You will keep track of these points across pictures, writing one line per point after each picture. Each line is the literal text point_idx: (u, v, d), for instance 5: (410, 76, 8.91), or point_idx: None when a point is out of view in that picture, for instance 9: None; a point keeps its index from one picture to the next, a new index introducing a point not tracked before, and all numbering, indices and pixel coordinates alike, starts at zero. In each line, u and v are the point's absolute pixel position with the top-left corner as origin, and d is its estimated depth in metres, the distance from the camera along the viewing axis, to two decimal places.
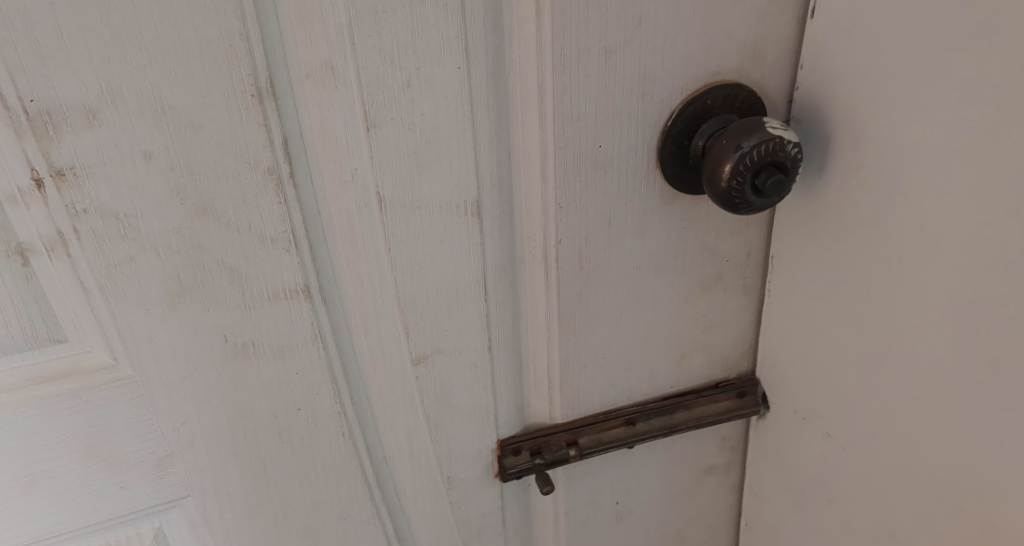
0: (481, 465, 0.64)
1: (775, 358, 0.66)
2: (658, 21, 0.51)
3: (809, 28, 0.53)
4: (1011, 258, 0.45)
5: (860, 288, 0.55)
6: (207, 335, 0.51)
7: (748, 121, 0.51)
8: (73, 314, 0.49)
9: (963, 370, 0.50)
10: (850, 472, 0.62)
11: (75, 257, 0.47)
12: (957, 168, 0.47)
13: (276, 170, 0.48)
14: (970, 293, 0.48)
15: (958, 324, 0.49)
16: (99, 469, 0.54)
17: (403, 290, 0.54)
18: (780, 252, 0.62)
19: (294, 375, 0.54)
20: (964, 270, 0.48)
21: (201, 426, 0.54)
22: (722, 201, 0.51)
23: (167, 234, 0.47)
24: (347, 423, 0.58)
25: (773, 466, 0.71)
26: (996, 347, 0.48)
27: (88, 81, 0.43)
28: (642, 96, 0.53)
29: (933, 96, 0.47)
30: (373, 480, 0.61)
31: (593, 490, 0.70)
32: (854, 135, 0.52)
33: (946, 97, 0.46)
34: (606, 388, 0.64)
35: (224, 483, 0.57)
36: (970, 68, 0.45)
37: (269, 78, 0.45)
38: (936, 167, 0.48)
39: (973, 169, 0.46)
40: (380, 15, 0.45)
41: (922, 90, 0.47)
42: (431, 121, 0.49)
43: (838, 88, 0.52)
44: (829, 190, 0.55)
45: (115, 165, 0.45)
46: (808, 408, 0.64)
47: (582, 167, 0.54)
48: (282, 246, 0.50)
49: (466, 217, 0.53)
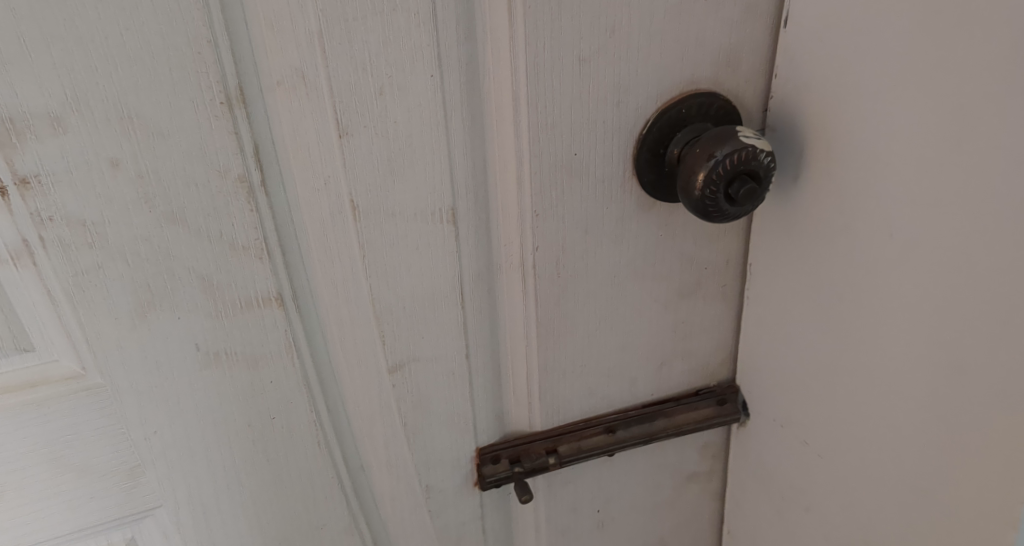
0: (461, 473, 0.64)
1: (754, 366, 0.67)
2: (632, 29, 0.51)
3: (782, 37, 0.53)
4: (980, 267, 0.45)
5: (834, 297, 0.56)
6: (178, 344, 0.51)
7: (721, 130, 0.52)
8: (40, 323, 0.48)
9: (935, 379, 0.50)
10: (828, 480, 0.62)
11: (42, 266, 0.46)
12: (923, 177, 0.47)
13: (247, 178, 0.47)
14: (940, 302, 0.48)
15: (928, 333, 0.49)
16: (68, 477, 0.53)
17: (378, 297, 0.54)
18: (756, 260, 0.62)
19: (268, 384, 0.54)
20: (931, 280, 0.48)
21: (173, 436, 0.54)
22: (696, 210, 0.52)
23: (136, 242, 0.47)
24: (323, 431, 0.57)
25: (754, 474, 0.71)
26: (965, 354, 0.48)
27: (52, 88, 0.42)
28: (617, 105, 0.53)
29: (900, 105, 0.47)
30: (350, 490, 0.61)
31: (574, 498, 0.70)
32: (827, 142, 0.52)
33: (912, 106, 0.46)
34: (585, 395, 0.65)
35: (196, 493, 0.56)
36: (935, 79, 0.45)
37: (238, 85, 0.45)
38: (904, 177, 0.48)
39: (940, 178, 0.46)
40: (351, 22, 0.45)
41: (891, 99, 0.47)
42: (404, 128, 0.49)
43: (810, 98, 0.52)
44: (802, 198, 0.56)
45: (81, 173, 0.44)
46: (786, 415, 0.64)
47: (558, 175, 0.54)
48: (254, 254, 0.49)
49: (441, 224, 0.53)
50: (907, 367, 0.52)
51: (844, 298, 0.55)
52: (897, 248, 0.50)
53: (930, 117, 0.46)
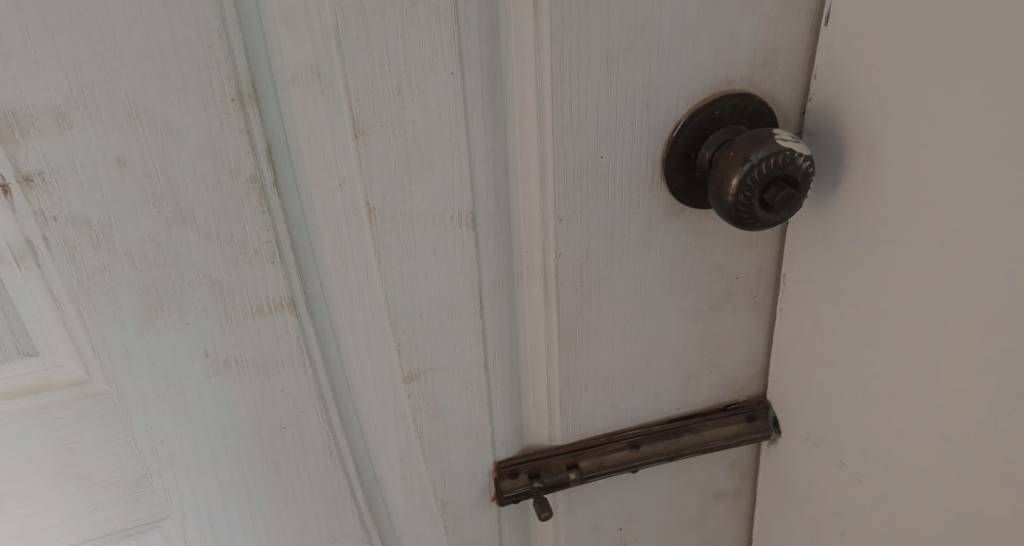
0: (478, 487, 0.62)
1: (785, 380, 0.64)
2: (663, 27, 0.48)
3: (822, 35, 0.51)
4: None
5: (873, 311, 0.53)
6: (186, 350, 0.49)
7: (757, 133, 0.49)
8: (43, 326, 0.46)
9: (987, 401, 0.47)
10: (864, 504, 0.58)
11: (45, 268, 0.45)
12: (976, 184, 0.44)
13: (259, 178, 0.46)
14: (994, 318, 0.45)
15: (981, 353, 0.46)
16: (72, 487, 0.52)
17: (394, 304, 0.52)
18: (789, 270, 0.60)
19: (279, 393, 0.52)
20: (984, 295, 0.45)
21: (180, 446, 0.52)
22: (729, 217, 0.50)
23: (143, 244, 0.45)
24: (335, 443, 0.55)
25: (784, 494, 0.68)
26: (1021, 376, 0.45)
27: (56, 82, 0.41)
28: (646, 106, 0.51)
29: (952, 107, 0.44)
30: (363, 503, 0.59)
31: (595, 514, 0.68)
32: (868, 146, 0.49)
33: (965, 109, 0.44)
34: (608, 409, 0.64)
35: (203, 506, 0.55)
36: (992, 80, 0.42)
37: (250, 81, 0.43)
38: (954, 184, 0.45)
39: (996, 185, 0.43)
40: (369, 17, 0.43)
41: (942, 101, 0.45)
42: (423, 128, 0.47)
43: (851, 101, 0.50)
44: (840, 206, 0.53)
45: (86, 171, 0.43)
46: (820, 435, 0.61)
47: (583, 179, 0.52)
48: (266, 258, 0.47)
49: (460, 229, 0.51)
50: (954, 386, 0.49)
51: (883, 312, 0.52)
52: (945, 260, 0.47)
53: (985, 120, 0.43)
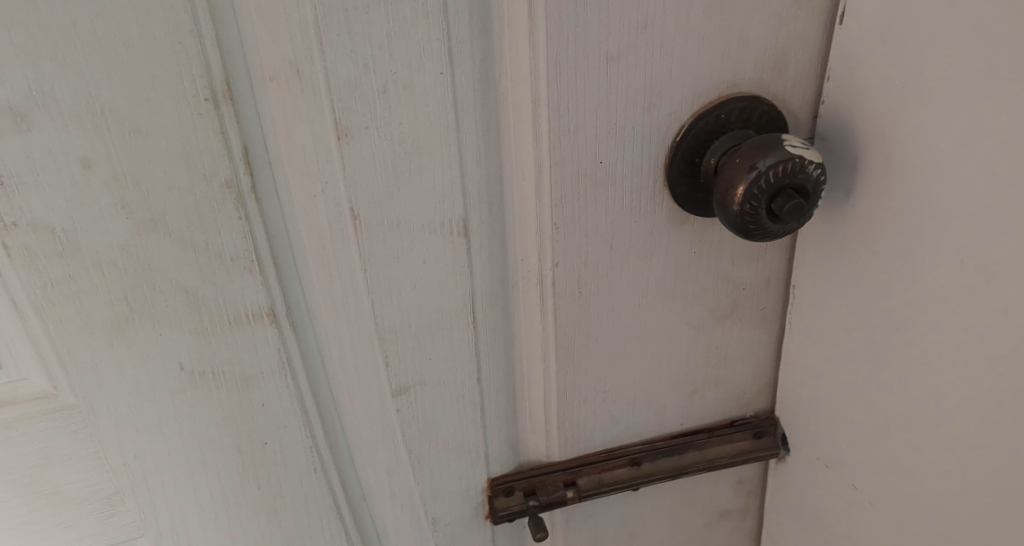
0: (471, 506, 0.60)
1: (795, 395, 0.62)
2: (667, 25, 0.46)
3: (837, 34, 0.48)
4: None
5: (890, 327, 0.50)
6: (159, 362, 0.47)
7: (765, 138, 0.47)
8: (5, 338, 0.44)
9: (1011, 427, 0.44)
10: (877, 529, 0.56)
11: (7, 277, 0.42)
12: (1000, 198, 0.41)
13: (235, 182, 0.43)
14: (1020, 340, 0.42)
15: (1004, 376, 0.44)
16: (42, 503, 0.50)
17: (381, 315, 0.49)
18: (799, 280, 0.58)
19: (259, 407, 0.50)
20: (1008, 315, 0.43)
21: (153, 463, 0.50)
22: (735, 227, 0.47)
23: (112, 251, 0.43)
24: (319, 459, 0.53)
25: (793, 512, 0.66)
26: None
27: (15, 80, 0.39)
28: (648, 108, 0.48)
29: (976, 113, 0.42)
30: (350, 522, 0.57)
31: (596, 532, 0.66)
32: (884, 153, 0.47)
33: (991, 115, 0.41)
34: (609, 424, 0.61)
35: (180, 524, 0.52)
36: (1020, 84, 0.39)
37: (225, 79, 0.41)
38: (977, 196, 0.43)
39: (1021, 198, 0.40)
40: (351, 13, 0.41)
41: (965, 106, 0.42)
42: (411, 131, 0.45)
43: (866, 105, 0.47)
44: (854, 216, 0.50)
45: (49, 174, 0.41)
46: (831, 455, 0.59)
47: (580, 185, 0.49)
48: (244, 266, 0.45)
49: (451, 236, 0.48)
50: (978, 410, 0.46)
51: (900, 329, 0.49)
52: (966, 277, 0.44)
53: (1013, 129, 0.40)
